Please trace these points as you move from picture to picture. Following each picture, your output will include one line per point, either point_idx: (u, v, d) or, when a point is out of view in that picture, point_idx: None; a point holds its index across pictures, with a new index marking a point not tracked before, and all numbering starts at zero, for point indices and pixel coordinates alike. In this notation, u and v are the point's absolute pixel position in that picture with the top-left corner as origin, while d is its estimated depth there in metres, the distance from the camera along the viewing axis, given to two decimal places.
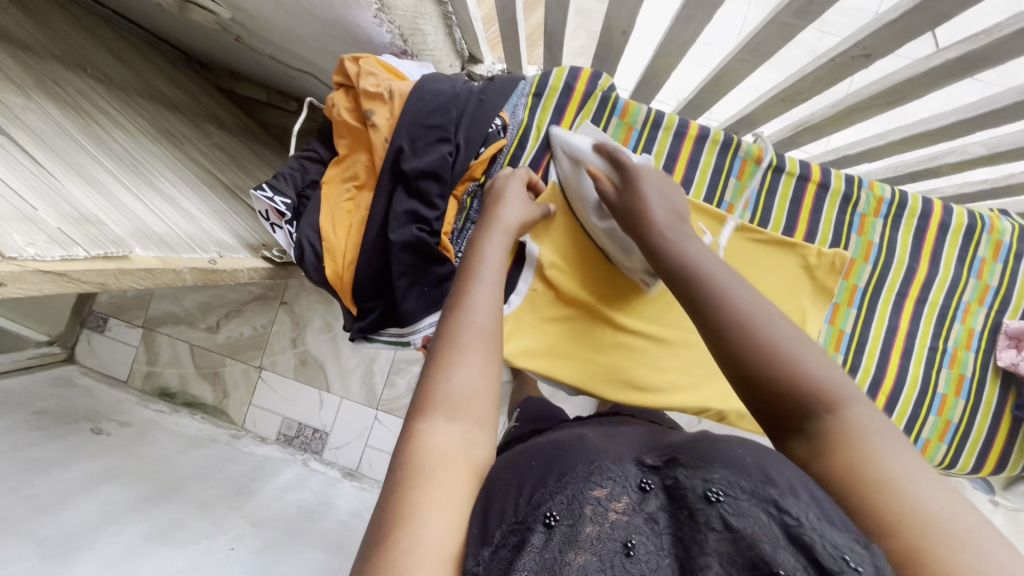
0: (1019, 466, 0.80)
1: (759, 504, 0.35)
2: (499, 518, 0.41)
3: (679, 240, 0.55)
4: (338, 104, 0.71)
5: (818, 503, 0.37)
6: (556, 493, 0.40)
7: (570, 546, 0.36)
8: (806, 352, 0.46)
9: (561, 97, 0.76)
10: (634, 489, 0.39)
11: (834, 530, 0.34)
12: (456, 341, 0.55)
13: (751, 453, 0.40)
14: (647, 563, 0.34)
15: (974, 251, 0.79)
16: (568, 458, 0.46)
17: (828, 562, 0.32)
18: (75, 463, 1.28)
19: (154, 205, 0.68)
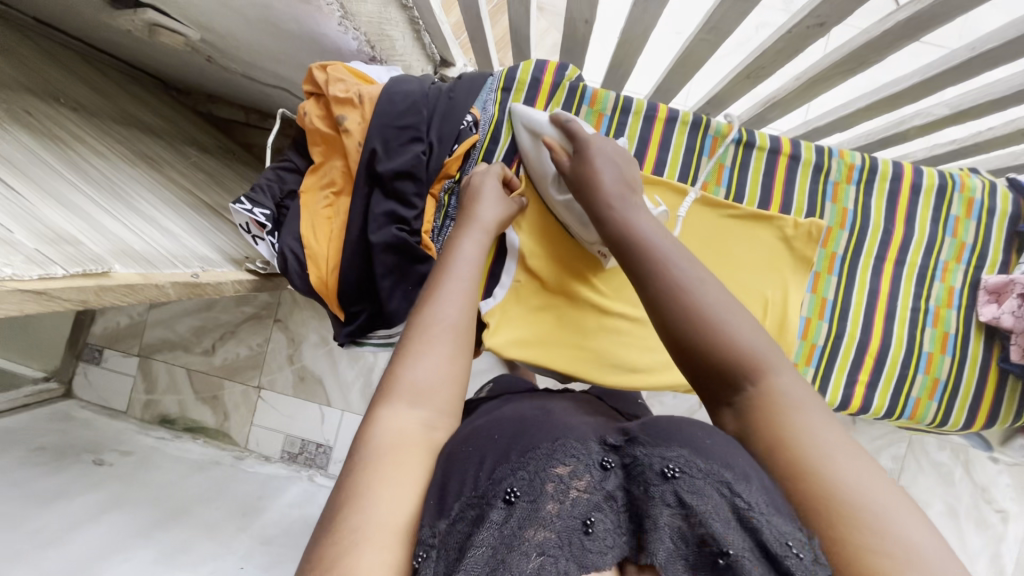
0: (1011, 420, 0.81)
1: (714, 484, 0.38)
2: (458, 491, 0.43)
3: (625, 211, 0.57)
4: (309, 112, 0.72)
5: (769, 488, 0.40)
6: (518, 467, 0.41)
7: (530, 522, 0.37)
8: (740, 327, 0.49)
9: (530, 90, 0.77)
10: (597, 466, 0.41)
11: (780, 515, 0.38)
12: (425, 334, 0.55)
13: (714, 436, 0.42)
14: (604, 539, 0.36)
15: (947, 210, 0.81)
16: (530, 431, 0.46)
17: (776, 548, 0.35)
18: (78, 495, 1.29)
19: (134, 225, 0.69)
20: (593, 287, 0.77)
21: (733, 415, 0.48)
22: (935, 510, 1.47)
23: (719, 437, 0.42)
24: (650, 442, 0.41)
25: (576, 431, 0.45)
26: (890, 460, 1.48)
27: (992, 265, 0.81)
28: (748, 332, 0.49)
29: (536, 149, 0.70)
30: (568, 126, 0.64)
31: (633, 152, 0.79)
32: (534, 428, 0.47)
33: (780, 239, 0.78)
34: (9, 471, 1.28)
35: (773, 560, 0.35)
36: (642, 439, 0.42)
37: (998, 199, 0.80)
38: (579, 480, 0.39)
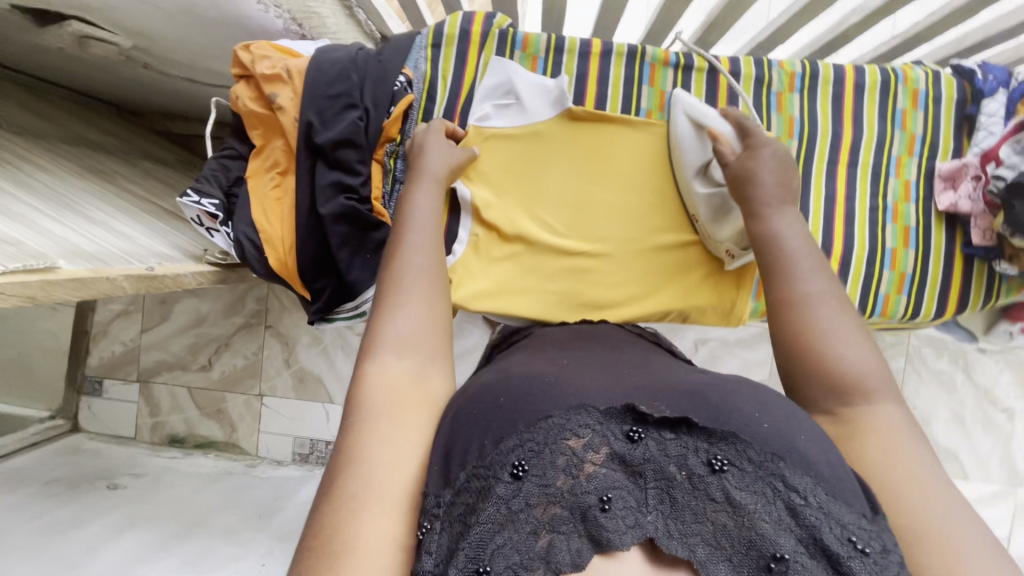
0: (979, 304, 0.82)
1: (766, 480, 0.38)
2: (462, 459, 0.42)
3: (769, 216, 0.58)
4: (241, 95, 0.72)
5: (826, 475, 0.40)
6: (525, 437, 0.40)
7: (540, 498, 0.38)
8: (860, 349, 0.49)
9: (460, 43, 0.77)
10: (619, 438, 0.41)
11: (841, 505, 0.38)
12: (401, 285, 0.54)
13: (768, 418, 0.42)
14: (623, 518, 0.37)
15: (893, 104, 0.81)
16: (534, 393, 0.45)
17: (837, 548, 0.36)
18: (96, 518, 1.35)
19: (85, 230, 0.70)
20: (549, 230, 0.77)
21: (831, 423, 0.47)
22: (940, 419, 1.48)
23: (773, 419, 0.43)
24: (694, 422, 0.41)
25: (593, 392, 0.44)
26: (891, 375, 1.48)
27: (945, 153, 0.81)
28: (873, 362, 0.48)
29: (697, 139, 0.72)
30: (742, 121, 0.65)
31: (572, 90, 0.79)
32: (541, 388, 0.46)
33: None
34: (24, 507, 1.35)
35: (834, 560, 0.36)
36: (678, 417, 0.41)
37: (943, 87, 0.80)
38: (594, 454, 0.40)
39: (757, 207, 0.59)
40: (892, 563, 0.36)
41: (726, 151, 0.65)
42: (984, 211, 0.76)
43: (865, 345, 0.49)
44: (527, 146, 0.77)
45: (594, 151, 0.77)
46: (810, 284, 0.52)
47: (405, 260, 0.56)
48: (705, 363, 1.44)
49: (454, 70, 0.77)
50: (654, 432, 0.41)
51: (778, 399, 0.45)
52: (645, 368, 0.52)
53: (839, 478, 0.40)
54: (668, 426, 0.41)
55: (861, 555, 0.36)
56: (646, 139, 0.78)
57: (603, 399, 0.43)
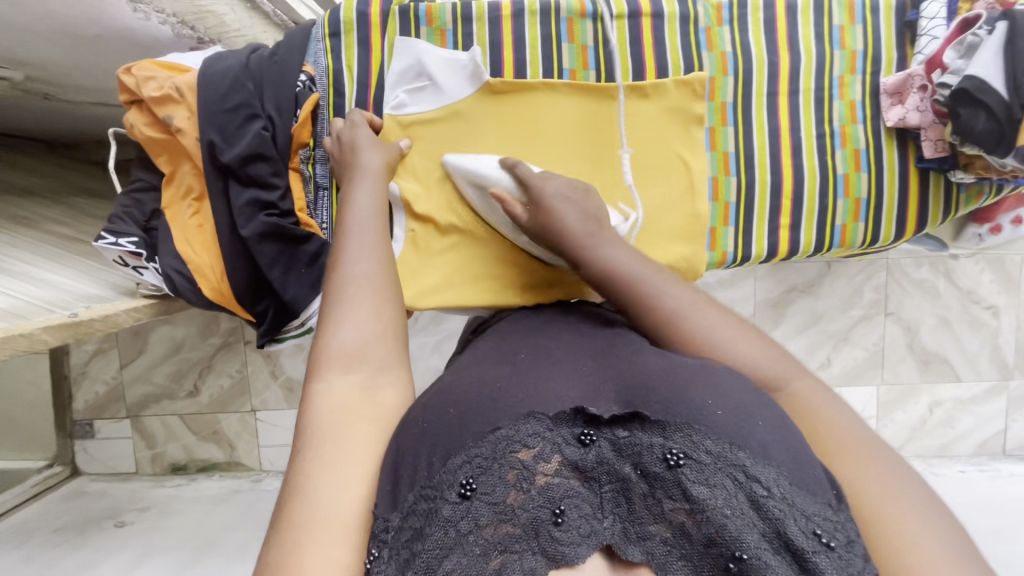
0: (939, 219, 0.79)
1: (726, 472, 0.37)
2: (412, 480, 0.40)
3: (596, 245, 0.56)
4: (135, 123, 0.67)
5: (788, 461, 0.38)
6: (472, 453, 0.40)
7: (490, 518, 0.37)
8: (736, 342, 0.47)
9: (360, 27, 0.72)
10: (570, 445, 0.40)
11: (806, 495, 0.37)
12: (348, 294, 0.51)
13: (723, 405, 0.40)
14: (577, 529, 0.37)
15: (829, 21, 0.76)
16: (483, 400, 0.43)
17: (802, 544, 0.35)
18: (107, 558, 1.37)
19: (0, 284, 0.66)
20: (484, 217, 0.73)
21: None
22: (928, 325, 1.49)
23: (729, 405, 0.40)
24: (645, 417, 0.40)
25: (544, 397, 0.43)
26: (875, 291, 1.47)
27: (889, 66, 0.76)
28: (752, 349, 0.47)
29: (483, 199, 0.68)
30: (517, 173, 0.63)
31: (488, 60, 0.74)
32: (492, 393, 0.44)
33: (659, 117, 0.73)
34: (34, 559, 1.36)
35: (799, 557, 0.35)
36: (628, 413, 0.41)
37: None
38: (546, 464, 0.39)
39: (574, 254, 0.57)
40: (857, 557, 0.35)
41: (514, 210, 0.62)
42: (933, 122, 0.72)
43: (743, 334, 0.48)
44: (449, 127, 0.72)
45: (520, 126, 0.73)
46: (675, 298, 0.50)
47: (347, 267, 0.53)
48: None
49: (359, 58, 0.72)
50: (607, 433, 0.41)
51: (736, 378, 0.43)
52: (604, 355, 0.50)
53: (801, 467, 0.39)
54: (619, 423, 0.41)
55: (826, 549, 0.35)
56: (571, 102, 0.73)
57: (553, 403, 0.42)
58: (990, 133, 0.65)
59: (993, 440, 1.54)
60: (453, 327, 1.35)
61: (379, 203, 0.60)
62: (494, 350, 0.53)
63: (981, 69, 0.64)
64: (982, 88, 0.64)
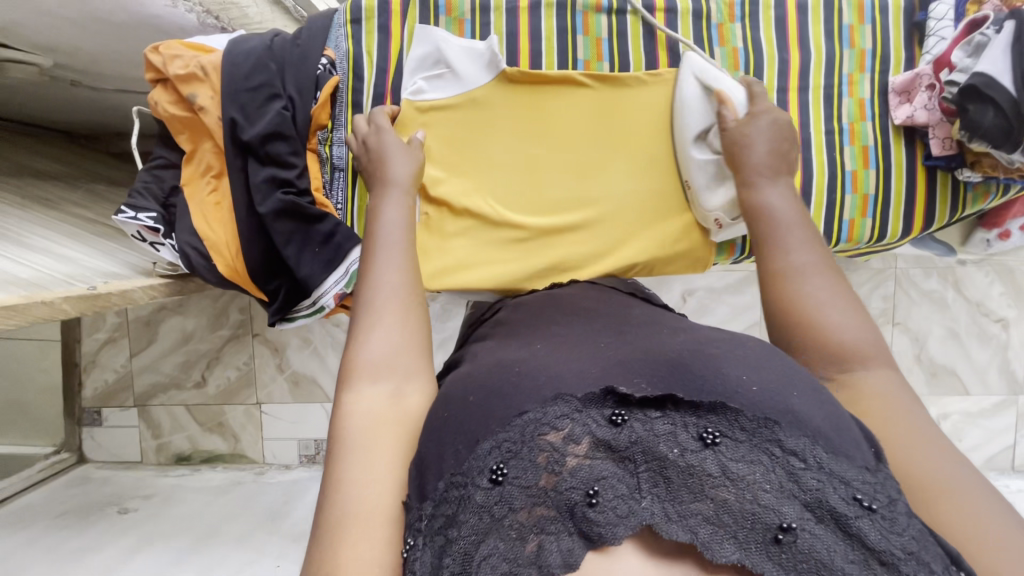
0: (946, 218, 0.80)
1: (762, 448, 0.38)
2: (439, 469, 0.41)
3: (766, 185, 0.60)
4: (160, 101, 0.69)
5: (824, 430, 0.40)
6: (501, 439, 0.40)
7: (524, 500, 0.37)
8: (843, 317, 0.51)
9: (380, 16, 0.74)
10: (601, 424, 0.40)
11: (842, 461, 0.38)
12: (375, 304, 0.53)
13: (757, 380, 0.42)
14: (613, 509, 0.37)
15: (839, 20, 0.78)
16: (505, 386, 0.44)
17: (844, 509, 0.36)
18: (109, 543, 1.37)
19: (22, 257, 0.68)
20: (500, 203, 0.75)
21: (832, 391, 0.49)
22: (936, 337, 1.48)
23: (761, 380, 0.42)
24: (679, 398, 0.40)
25: (570, 378, 0.43)
26: (882, 300, 1.47)
27: (898, 65, 0.78)
28: (855, 330, 0.51)
29: (703, 102, 0.70)
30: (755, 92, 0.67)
31: (504, 50, 0.76)
32: (513, 376, 0.45)
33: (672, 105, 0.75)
34: (37, 541, 1.37)
35: (842, 523, 0.36)
36: (661, 395, 0.41)
37: None
38: (576, 446, 0.39)
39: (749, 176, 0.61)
40: (900, 516, 0.37)
41: (727, 115, 0.66)
42: (941, 120, 0.73)
43: (848, 309, 0.52)
44: (467, 114, 0.74)
45: (535, 114, 0.75)
46: (799, 258, 0.55)
47: (375, 278, 0.54)
48: (695, 313, 1.44)
49: (378, 45, 0.74)
50: (638, 413, 0.40)
51: (758, 349, 0.47)
52: (623, 335, 0.52)
53: (840, 432, 0.41)
54: (651, 405, 0.41)
55: (868, 513, 0.36)
56: (586, 92, 0.75)
57: (580, 385, 0.42)
58: (998, 129, 0.66)
59: (1002, 455, 1.52)
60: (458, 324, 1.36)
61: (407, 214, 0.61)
62: (512, 341, 0.54)
63: (989, 66, 0.65)
64: (991, 84, 0.65)
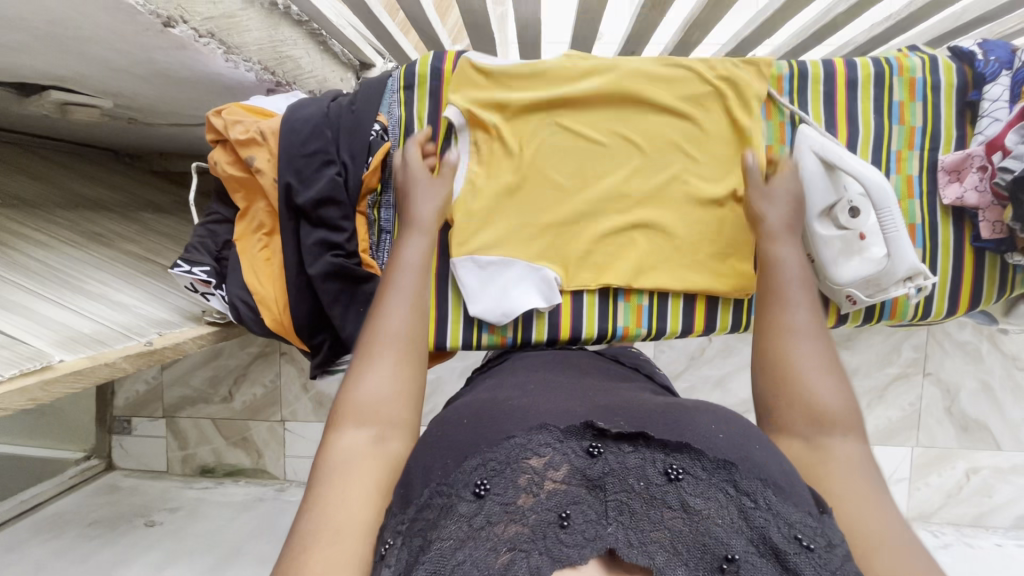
0: (994, 298, 0.78)
1: (718, 485, 0.40)
2: (427, 478, 0.43)
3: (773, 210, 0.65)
4: (219, 161, 0.72)
5: (776, 478, 0.41)
6: (488, 457, 0.42)
7: (501, 516, 0.38)
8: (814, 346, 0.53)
9: (433, 82, 0.76)
10: (579, 455, 0.42)
11: (788, 505, 0.40)
12: (369, 350, 0.52)
13: (724, 429, 0.45)
14: (583, 532, 0.37)
15: (889, 97, 0.77)
16: (499, 417, 0.48)
17: (784, 546, 0.37)
18: (136, 558, 1.40)
19: (83, 308, 0.71)
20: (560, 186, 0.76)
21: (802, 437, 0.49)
22: (968, 390, 1.45)
23: (729, 431, 0.45)
24: (650, 435, 0.43)
25: (556, 414, 0.47)
26: (914, 350, 1.44)
27: (948, 144, 0.77)
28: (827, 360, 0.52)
29: (828, 177, 0.70)
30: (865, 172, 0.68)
31: None
32: (507, 412, 0.48)
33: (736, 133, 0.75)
34: (70, 551, 1.41)
35: (782, 558, 0.37)
36: (635, 431, 0.43)
37: (941, 73, 0.77)
38: (555, 471, 0.41)
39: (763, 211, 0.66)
40: (837, 557, 0.37)
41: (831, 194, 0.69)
42: (992, 203, 0.72)
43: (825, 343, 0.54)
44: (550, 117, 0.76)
45: (622, 113, 0.76)
46: (795, 318, 0.55)
47: (382, 319, 0.54)
48: (721, 355, 1.43)
49: (429, 110, 0.76)
50: (613, 446, 0.43)
51: (726, 413, 0.48)
52: (605, 391, 0.55)
53: (792, 483, 0.42)
54: (625, 440, 0.43)
55: (806, 551, 0.37)
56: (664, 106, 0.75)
57: (566, 418, 0.46)
58: None
59: None
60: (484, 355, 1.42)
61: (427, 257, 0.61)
62: (509, 381, 0.59)
63: None
64: None
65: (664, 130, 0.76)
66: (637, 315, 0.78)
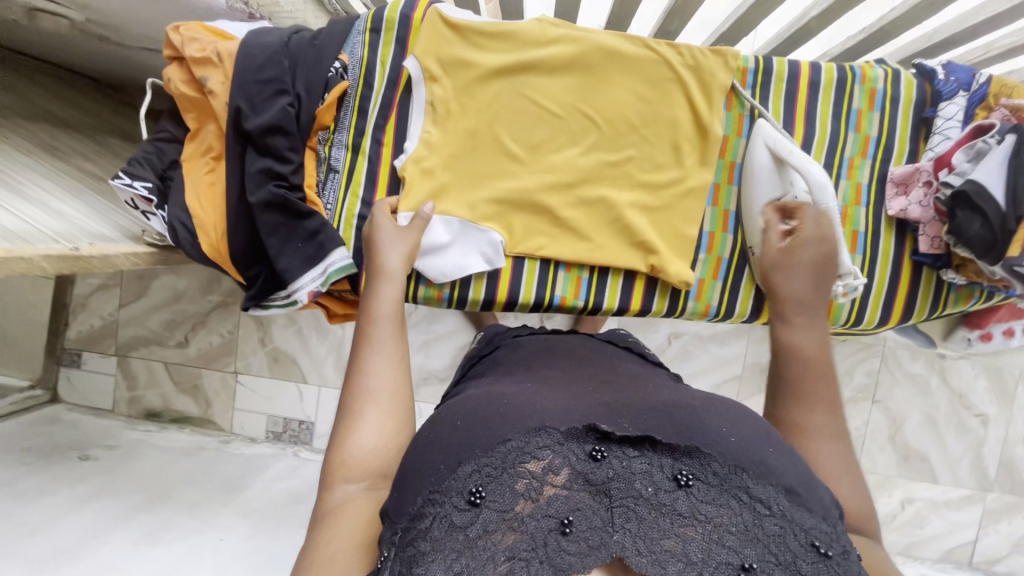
0: (925, 313, 0.80)
1: (731, 492, 0.41)
2: (420, 485, 0.42)
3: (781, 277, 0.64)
4: (173, 77, 0.71)
5: (791, 483, 0.43)
6: (482, 463, 0.41)
7: (499, 524, 0.38)
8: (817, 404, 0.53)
9: (400, 28, 0.75)
10: (581, 458, 0.42)
11: (803, 511, 0.41)
12: (355, 404, 0.54)
13: (737, 432, 0.45)
14: (586, 540, 0.38)
15: (849, 103, 0.78)
16: (491, 415, 0.46)
17: (801, 551, 0.39)
18: (62, 488, 1.31)
19: (14, 207, 0.69)
20: (513, 152, 0.76)
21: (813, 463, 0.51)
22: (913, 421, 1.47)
23: (742, 433, 0.45)
24: (657, 439, 0.43)
25: (556, 415, 0.45)
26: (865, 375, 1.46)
27: (900, 157, 0.78)
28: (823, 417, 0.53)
29: (776, 173, 0.73)
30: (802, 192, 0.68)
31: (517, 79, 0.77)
32: (501, 409, 0.47)
33: (694, 122, 0.76)
34: None
35: (796, 564, 0.38)
36: (640, 435, 0.43)
37: (902, 87, 0.78)
38: (555, 475, 0.41)
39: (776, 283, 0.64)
40: (850, 562, 0.40)
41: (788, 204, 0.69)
42: (933, 219, 0.74)
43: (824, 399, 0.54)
44: (515, 79, 0.75)
45: (588, 84, 0.76)
46: (810, 416, 0.53)
47: (364, 376, 0.55)
48: (676, 357, 1.44)
49: (394, 56, 0.75)
50: (616, 449, 0.43)
51: (742, 413, 0.49)
52: (609, 386, 0.56)
53: (809, 489, 0.43)
54: (630, 443, 0.43)
55: (823, 559, 0.39)
56: (628, 84, 0.76)
57: (567, 421, 0.45)
58: (984, 239, 0.68)
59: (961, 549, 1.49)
60: (442, 328, 1.43)
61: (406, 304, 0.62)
62: (506, 378, 0.58)
63: (987, 176, 0.66)
64: (982, 193, 0.66)
65: (626, 108, 0.76)
66: (575, 286, 0.78)
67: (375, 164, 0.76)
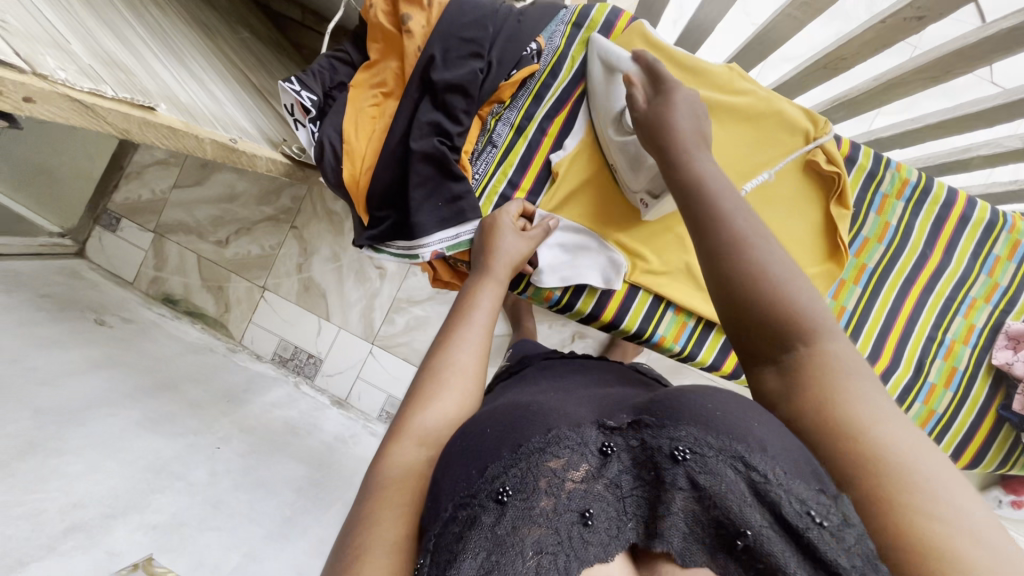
0: (992, 464, 0.84)
1: (726, 462, 0.32)
2: (451, 491, 0.35)
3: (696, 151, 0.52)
4: (376, 5, 0.70)
5: (800, 459, 0.34)
6: (509, 462, 0.34)
7: (525, 520, 0.32)
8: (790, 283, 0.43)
9: (600, 33, 0.76)
10: (593, 453, 0.35)
11: (800, 480, 0.33)
12: (435, 380, 0.50)
13: (723, 406, 0.35)
14: (607, 530, 0.33)
15: (990, 247, 0.79)
16: (528, 414, 0.38)
17: (794, 520, 0.32)
18: (73, 347, 1.12)
19: (184, 82, 0.69)
20: None
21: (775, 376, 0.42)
22: None
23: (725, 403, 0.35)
24: (645, 423, 0.36)
25: (557, 410, 0.38)
26: None
27: (1020, 311, 0.80)
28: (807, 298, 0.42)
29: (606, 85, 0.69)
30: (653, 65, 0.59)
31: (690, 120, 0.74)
32: (525, 411, 0.39)
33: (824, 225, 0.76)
34: (17, 307, 1.21)
35: (794, 532, 0.32)
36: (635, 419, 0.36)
37: None
38: (575, 471, 0.34)
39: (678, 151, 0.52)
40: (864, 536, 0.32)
41: (637, 95, 0.58)
42: None
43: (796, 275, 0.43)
44: None
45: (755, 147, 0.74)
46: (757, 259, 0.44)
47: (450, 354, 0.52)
48: None
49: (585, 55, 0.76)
50: (622, 437, 0.36)
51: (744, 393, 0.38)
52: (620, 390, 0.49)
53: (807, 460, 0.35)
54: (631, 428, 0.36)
55: (816, 526, 0.31)
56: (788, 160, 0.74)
57: (571, 416, 0.38)
58: None
59: None
60: None
61: (502, 306, 0.59)
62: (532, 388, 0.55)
63: None
64: None
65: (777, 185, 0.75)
66: (677, 329, 0.80)
67: (532, 151, 0.77)
